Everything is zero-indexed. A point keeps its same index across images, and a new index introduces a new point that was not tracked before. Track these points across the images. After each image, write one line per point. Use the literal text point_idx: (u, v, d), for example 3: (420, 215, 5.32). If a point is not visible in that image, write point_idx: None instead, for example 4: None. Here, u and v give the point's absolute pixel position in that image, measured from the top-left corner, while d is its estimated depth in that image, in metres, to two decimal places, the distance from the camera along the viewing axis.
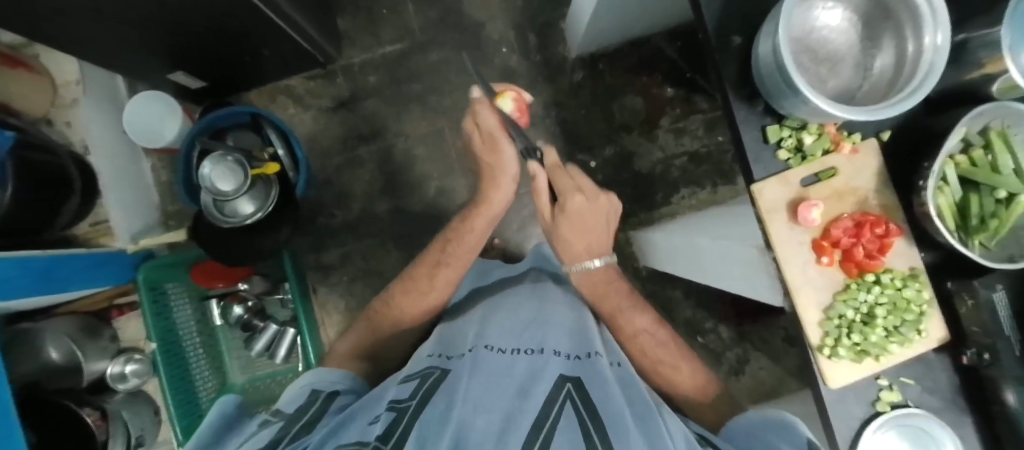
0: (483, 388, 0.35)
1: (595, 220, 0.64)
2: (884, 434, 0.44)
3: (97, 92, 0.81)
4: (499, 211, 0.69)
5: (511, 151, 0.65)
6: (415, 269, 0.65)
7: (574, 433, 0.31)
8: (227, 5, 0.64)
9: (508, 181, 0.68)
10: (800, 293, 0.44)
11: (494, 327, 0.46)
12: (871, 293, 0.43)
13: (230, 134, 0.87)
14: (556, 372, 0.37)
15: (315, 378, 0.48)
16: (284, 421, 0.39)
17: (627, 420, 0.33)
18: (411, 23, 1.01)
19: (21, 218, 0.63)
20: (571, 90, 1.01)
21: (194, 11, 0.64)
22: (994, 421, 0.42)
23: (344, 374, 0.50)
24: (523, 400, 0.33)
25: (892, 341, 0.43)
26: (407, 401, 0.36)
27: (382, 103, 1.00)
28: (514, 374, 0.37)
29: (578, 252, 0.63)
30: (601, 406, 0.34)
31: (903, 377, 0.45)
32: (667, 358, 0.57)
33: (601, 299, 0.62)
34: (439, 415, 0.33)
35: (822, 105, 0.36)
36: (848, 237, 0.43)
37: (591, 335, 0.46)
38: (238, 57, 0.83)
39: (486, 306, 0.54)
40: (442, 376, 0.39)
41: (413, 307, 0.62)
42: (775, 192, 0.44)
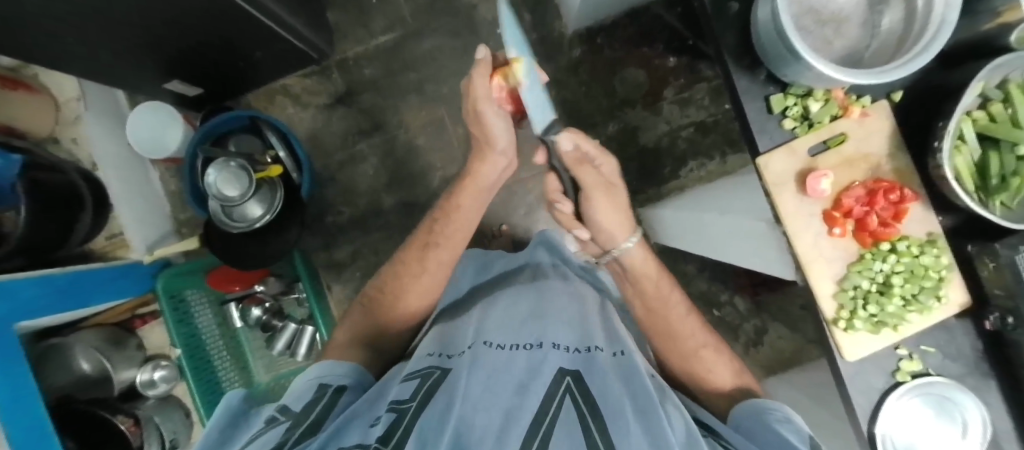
0: (483, 386, 0.35)
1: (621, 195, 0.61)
2: (905, 404, 0.43)
3: (99, 106, 0.82)
4: (490, 184, 0.64)
5: (495, 121, 0.56)
6: (405, 253, 0.63)
7: (573, 427, 0.31)
8: (218, 10, 0.64)
9: (496, 156, 0.61)
10: (812, 267, 0.43)
11: (493, 324, 0.46)
12: (887, 262, 0.42)
13: (231, 139, 0.87)
14: (556, 365, 0.37)
15: (323, 371, 0.48)
16: (291, 421, 0.39)
17: (627, 412, 0.33)
18: (402, 11, 0.99)
19: (39, 239, 0.64)
20: (570, 68, 0.98)
21: (184, 18, 0.64)
22: (1021, 385, 0.41)
23: (351, 368, 0.50)
24: (522, 396, 0.34)
25: (910, 310, 0.42)
26: (407, 401, 0.36)
27: (380, 95, 0.99)
28: (513, 370, 0.37)
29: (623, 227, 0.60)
30: (601, 395, 0.34)
31: (922, 346, 0.44)
32: (710, 344, 0.57)
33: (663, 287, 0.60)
34: (439, 413, 0.33)
35: (829, 73, 0.34)
36: (860, 206, 0.42)
37: (591, 326, 0.46)
38: (233, 61, 0.83)
39: (488, 302, 0.54)
40: (442, 374, 0.40)
41: (412, 294, 0.61)
42: (782, 163, 0.43)
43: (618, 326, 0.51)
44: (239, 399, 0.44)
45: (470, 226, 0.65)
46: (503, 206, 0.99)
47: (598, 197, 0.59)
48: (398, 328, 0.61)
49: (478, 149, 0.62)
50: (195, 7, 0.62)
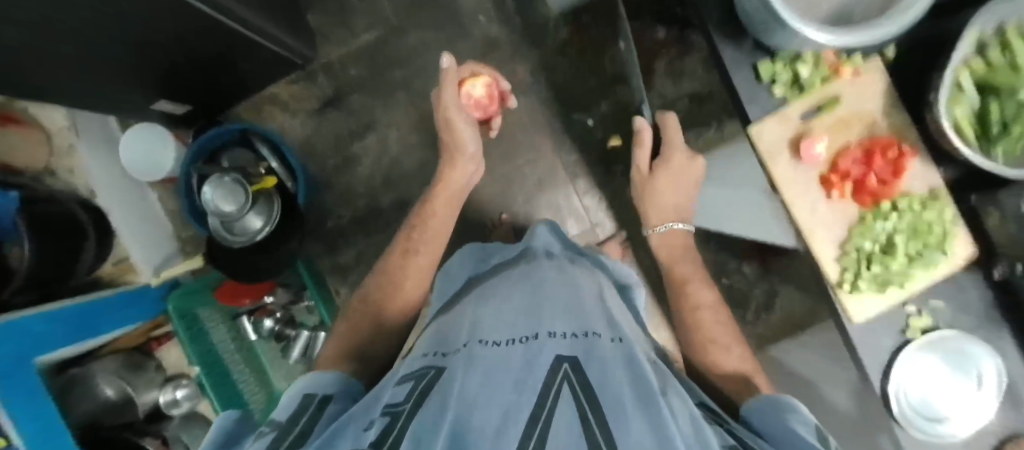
0: (479, 383, 0.35)
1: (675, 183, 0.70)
2: (917, 360, 0.43)
3: (93, 134, 0.82)
4: (460, 189, 0.73)
5: (466, 131, 0.71)
6: (388, 262, 0.67)
7: (573, 418, 0.31)
8: (197, 25, 0.63)
9: (464, 161, 0.73)
10: (814, 233, 0.43)
11: (489, 321, 0.46)
12: (889, 222, 0.42)
13: (224, 155, 0.86)
14: (552, 354, 0.38)
15: (309, 383, 0.46)
16: (277, 432, 0.35)
17: (625, 402, 0.33)
18: (383, 7, 0.97)
19: (42, 272, 0.65)
20: (557, 50, 0.97)
21: (163, 39, 0.63)
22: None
23: (334, 377, 0.47)
24: (519, 390, 0.34)
25: (915, 268, 0.41)
26: (401, 404, 0.36)
27: (368, 95, 0.98)
28: (511, 366, 0.37)
29: (664, 212, 0.71)
30: (598, 385, 0.35)
31: (932, 301, 0.44)
32: (721, 340, 0.59)
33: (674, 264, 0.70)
34: (433, 415, 0.33)
35: (831, 42, 0.34)
36: (858, 167, 0.42)
37: (588, 315, 0.47)
38: (217, 75, 0.82)
39: (484, 296, 0.54)
40: (437, 373, 0.40)
41: (398, 297, 0.63)
42: (776, 132, 0.43)
43: (617, 315, 0.51)
44: (233, 420, 0.39)
45: (444, 231, 0.70)
46: (502, 196, 0.99)
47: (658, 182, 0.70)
48: (390, 327, 0.61)
49: (447, 154, 0.73)
50: (171, 25, 0.61)
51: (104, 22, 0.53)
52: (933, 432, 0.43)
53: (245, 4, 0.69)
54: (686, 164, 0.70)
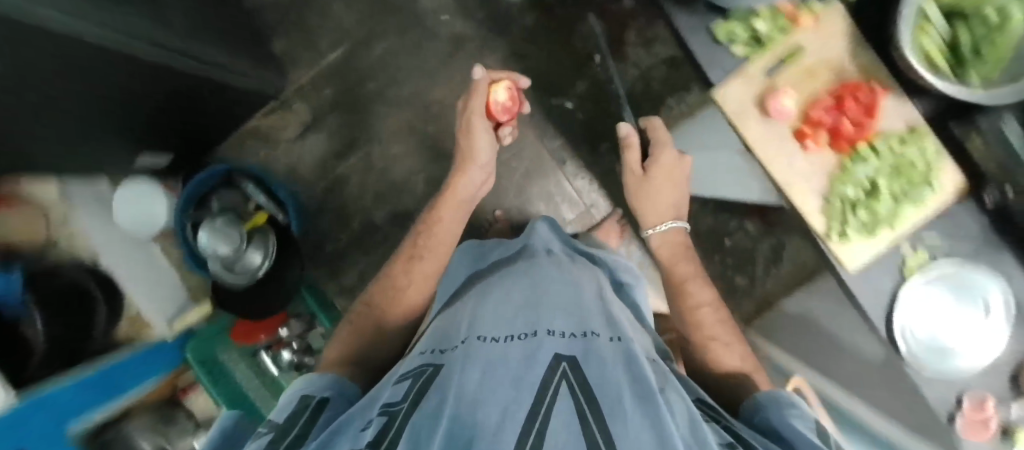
0: (477, 380, 0.36)
1: (670, 184, 0.66)
2: (920, 298, 0.42)
3: (87, 199, 0.83)
4: (468, 197, 0.70)
5: (482, 139, 0.68)
6: (391, 267, 0.66)
7: (570, 413, 0.32)
8: (159, 75, 0.63)
9: (474, 170, 0.69)
10: (794, 187, 0.43)
11: (488, 319, 0.47)
12: (869, 165, 0.41)
13: (214, 198, 0.85)
14: (551, 352, 0.39)
15: (306, 381, 0.46)
16: (274, 434, 0.36)
17: (624, 399, 0.34)
18: (344, 23, 0.94)
19: (63, 342, 0.68)
20: (525, 36, 0.94)
21: (125, 95, 0.63)
22: None
23: (333, 377, 0.48)
24: (516, 387, 0.35)
25: (903, 208, 0.41)
26: (399, 405, 0.37)
27: (349, 114, 0.95)
28: (509, 362, 0.38)
29: (662, 211, 0.66)
30: (596, 383, 0.35)
31: (927, 238, 0.43)
32: (720, 334, 0.56)
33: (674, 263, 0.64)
34: (432, 415, 0.34)
35: None
36: (829, 114, 0.41)
37: (587, 313, 0.47)
38: (192, 121, 0.82)
39: (478, 297, 0.55)
40: (436, 371, 0.41)
41: (403, 302, 0.62)
42: (741, 92, 0.42)
43: (616, 311, 0.51)
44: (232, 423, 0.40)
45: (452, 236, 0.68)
46: (492, 191, 0.98)
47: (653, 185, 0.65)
48: (390, 336, 0.60)
49: (459, 162, 0.70)
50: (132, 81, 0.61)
51: (57, 90, 0.53)
52: (942, 366, 0.42)
53: (195, 40, 0.67)
54: (675, 160, 0.65)
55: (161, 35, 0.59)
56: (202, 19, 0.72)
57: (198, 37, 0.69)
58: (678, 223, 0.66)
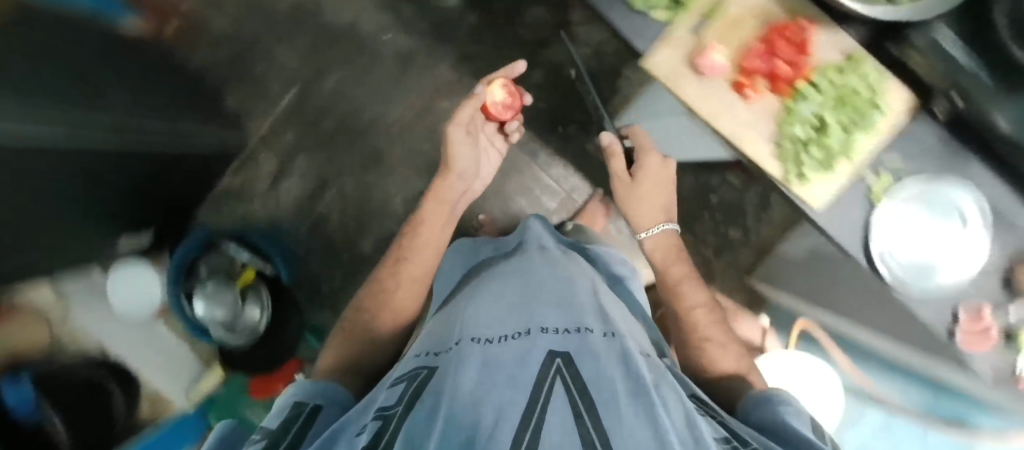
0: (472, 381, 0.36)
1: (660, 191, 0.62)
2: (892, 222, 0.42)
3: (82, 289, 0.83)
4: (455, 197, 0.70)
5: (463, 149, 0.69)
6: (380, 272, 0.65)
7: (565, 411, 0.32)
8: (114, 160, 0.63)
9: (454, 178, 0.70)
10: (744, 138, 0.42)
11: (482, 320, 0.48)
12: (812, 102, 0.40)
13: (201, 264, 0.84)
14: (544, 350, 0.39)
15: (302, 387, 0.46)
16: (267, 439, 0.37)
17: (617, 395, 0.34)
18: (290, 64, 0.93)
19: (83, 437, 0.68)
20: (471, 36, 0.92)
21: (90, 188, 0.63)
22: (1003, 154, 0.39)
23: (327, 386, 0.48)
24: (510, 388, 0.35)
25: (853, 136, 0.40)
26: (393, 407, 0.38)
27: (313, 153, 0.95)
28: (503, 362, 0.38)
29: (653, 212, 0.62)
30: (589, 379, 0.35)
31: (890, 161, 0.42)
32: (715, 335, 0.54)
33: (668, 266, 0.60)
34: (427, 418, 0.34)
35: None
36: (762, 60, 0.40)
37: (579, 308, 0.47)
38: (168, 194, 0.83)
39: (467, 298, 0.56)
40: (429, 374, 0.42)
41: (392, 307, 0.61)
42: (671, 56, 0.41)
43: (606, 303, 0.51)
44: (230, 430, 0.41)
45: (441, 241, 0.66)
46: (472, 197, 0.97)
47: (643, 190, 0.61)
48: (381, 338, 0.59)
49: (441, 165, 0.70)
50: (94, 172, 0.61)
51: (21, 203, 0.53)
52: (928, 286, 0.42)
53: (149, 114, 0.68)
54: (662, 165, 0.62)
55: (116, 117, 0.60)
56: (151, 96, 0.71)
57: (155, 111, 0.69)
58: (670, 226, 0.62)
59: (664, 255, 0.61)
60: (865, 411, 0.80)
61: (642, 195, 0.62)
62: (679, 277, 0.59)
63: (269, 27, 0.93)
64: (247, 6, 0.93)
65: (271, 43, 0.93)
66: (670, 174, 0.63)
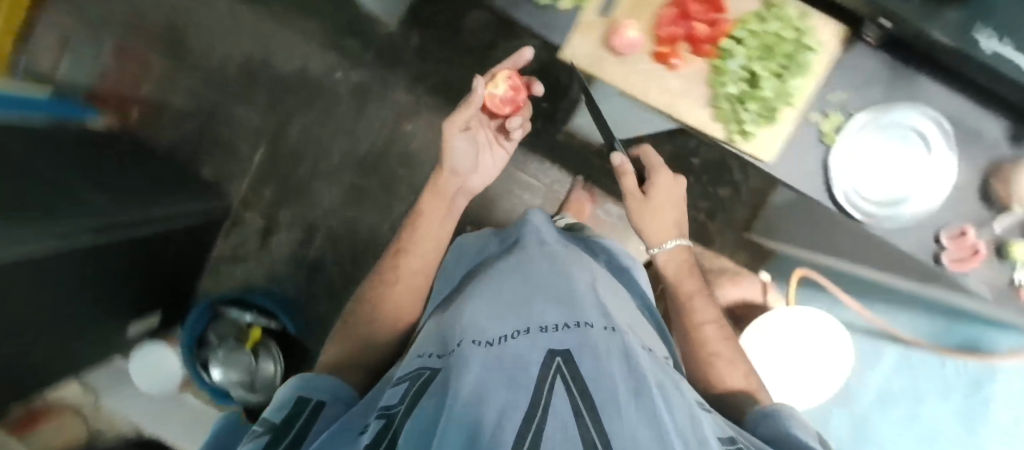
0: (473, 371, 0.30)
1: (674, 212, 0.58)
2: (851, 159, 0.41)
3: (108, 381, 0.88)
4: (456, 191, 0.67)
5: (460, 144, 0.64)
6: (381, 268, 0.62)
7: (563, 411, 0.25)
8: (109, 257, 0.65)
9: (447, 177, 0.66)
10: (680, 107, 0.41)
11: (482, 308, 0.40)
12: (740, 57, 0.39)
13: (210, 333, 0.86)
14: (542, 348, 0.32)
15: (302, 382, 0.41)
16: (270, 434, 0.34)
17: (620, 399, 0.27)
18: (254, 122, 0.95)
19: None
20: (419, 55, 0.92)
21: (89, 287, 0.65)
22: (951, 65, 0.37)
23: (329, 380, 0.43)
24: (506, 384, 0.28)
25: (788, 82, 0.39)
26: (395, 407, 0.32)
27: (295, 203, 0.96)
28: (500, 357, 0.31)
29: (665, 228, 0.57)
30: (593, 382, 0.28)
31: (834, 97, 0.41)
32: (724, 351, 0.50)
33: (679, 281, 0.56)
34: (424, 416, 0.28)
35: None
36: (679, 26, 0.39)
37: (581, 298, 0.40)
38: (170, 273, 0.85)
39: (467, 293, 0.47)
40: (434, 371, 0.34)
41: (394, 301, 0.58)
42: (586, 42, 0.40)
43: (608, 298, 0.45)
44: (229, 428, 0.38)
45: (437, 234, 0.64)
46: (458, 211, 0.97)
47: (655, 207, 0.57)
48: (383, 334, 0.55)
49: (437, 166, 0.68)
50: (90, 271, 0.63)
51: (23, 314, 0.56)
52: (898, 215, 0.41)
53: (146, 203, 0.72)
54: (673, 184, 0.59)
55: (104, 210, 0.63)
56: (130, 187, 0.73)
57: (147, 198, 0.73)
58: (682, 242, 0.58)
59: (676, 272, 0.57)
60: (882, 350, 0.78)
61: (656, 212, 0.57)
62: (691, 291, 0.55)
63: (225, 91, 0.95)
64: (200, 75, 0.94)
65: (231, 105, 0.95)
66: (680, 194, 0.60)
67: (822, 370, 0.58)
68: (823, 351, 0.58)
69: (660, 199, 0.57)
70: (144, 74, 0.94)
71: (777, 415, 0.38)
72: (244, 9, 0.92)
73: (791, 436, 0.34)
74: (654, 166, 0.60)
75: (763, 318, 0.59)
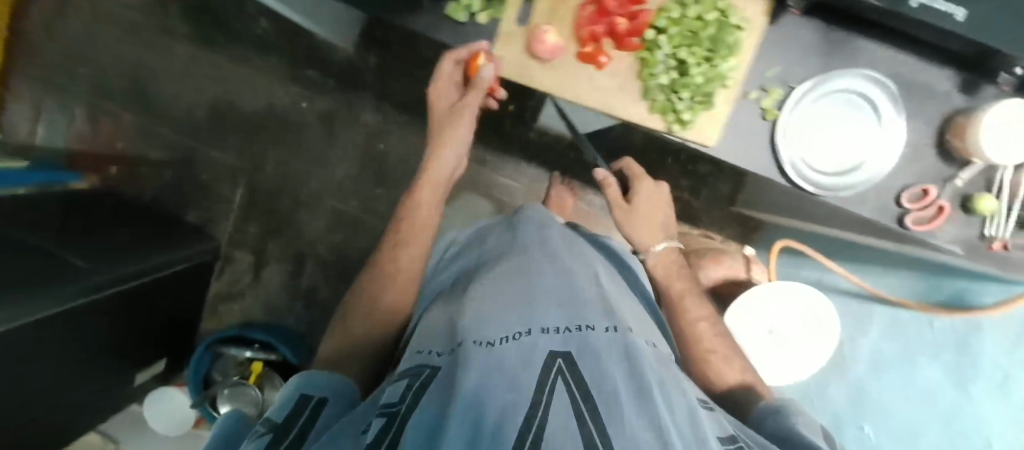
0: (478, 370, 0.27)
1: (661, 215, 0.57)
2: (796, 133, 0.40)
3: (130, 426, 0.89)
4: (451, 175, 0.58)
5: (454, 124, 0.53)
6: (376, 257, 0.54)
7: (566, 413, 0.25)
8: (116, 319, 0.66)
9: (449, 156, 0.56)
10: (614, 105, 0.40)
11: (481, 299, 0.37)
12: (665, 46, 0.38)
13: (216, 373, 0.89)
14: (543, 350, 0.30)
15: (303, 380, 0.36)
16: (273, 433, 0.29)
17: (622, 401, 0.27)
18: (230, 163, 0.96)
19: None
20: (379, 73, 0.91)
21: (104, 350, 0.67)
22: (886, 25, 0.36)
23: (334, 375, 0.37)
24: (507, 386, 0.26)
25: (718, 65, 0.38)
26: (397, 403, 0.28)
27: (281, 235, 0.97)
28: (504, 354, 0.29)
29: (653, 230, 0.56)
30: (595, 385, 0.28)
31: (770, 73, 0.40)
32: (719, 347, 0.49)
33: (671, 280, 0.54)
34: (433, 415, 0.25)
35: None
36: (598, 24, 0.38)
37: (578, 294, 0.38)
38: (181, 317, 0.86)
39: (459, 288, 0.44)
40: (434, 369, 0.31)
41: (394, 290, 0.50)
42: (509, 53, 0.40)
43: (606, 290, 0.42)
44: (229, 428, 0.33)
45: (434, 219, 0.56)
46: None
47: (642, 212, 0.56)
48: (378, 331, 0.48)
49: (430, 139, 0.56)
50: (100, 337, 0.65)
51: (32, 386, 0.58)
52: (854, 184, 0.40)
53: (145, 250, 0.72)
54: (657, 192, 0.58)
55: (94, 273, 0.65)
56: (128, 242, 0.74)
57: (143, 247, 0.73)
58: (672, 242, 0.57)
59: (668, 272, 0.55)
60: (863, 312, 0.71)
61: (642, 218, 0.56)
62: (682, 291, 0.53)
63: (198, 136, 0.96)
64: (172, 126, 0.96)
65: (206, 150, 0.96)
66: (666, 201, 0.59)
67: (807, 349, 0.58)
68: (806, 345, 0.58)
69: (646, 205, 0.56)
70: (118, 133, 0.96)
71: (783, 410, 0.37)
72: (203, 54, 0.93)
73: (795, 431, 0.33)
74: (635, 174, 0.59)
75: (759, 295, 0.57)
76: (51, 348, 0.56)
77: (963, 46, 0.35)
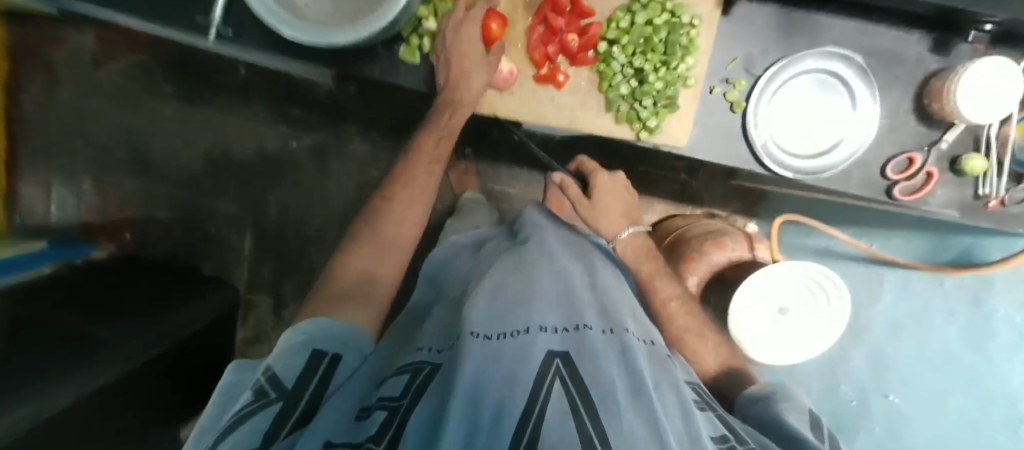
0: (478, 367, 0.27)
1: (620, 201, 0.57)
2: (763, 120, 0.42)
3: None
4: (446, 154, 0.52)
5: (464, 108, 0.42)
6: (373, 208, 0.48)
7: (561, 412, 0.24)
8: (162, 379, 0.68)
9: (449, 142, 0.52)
10: (580, 120, 0.43)
11: (481, 294, 0.36)
12: (620, 60, 0.41)
13: None
14: (543, 347, 0.29)
15: (317, 330, 0.35)
16: (283, 399, 0.29)
17: (621, 398, 0.26)
18: (235, 209, 0.99)
19: None
20: (361, 100, 0.92)
21: (157, 410, 0.70)
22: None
23: (344, 326, 0.36)
24: (504, 383, 0.26)
25: (673, 69, 0.40)
26: (397, 398, 0.28)
27: (295, 273, 1.00)
28: (503, 352, 0.28)
29: (617, 217, 0.55)
30: (596, 380, 0.27)
31: (728, 64, 0.42)
32: (694, 326, 0.48)
33: (641, 261, 0.52)
34: (431, 414, 0.25)
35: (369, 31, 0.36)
36: (552, 48, 0.41)
37: (576, 291, 0.37)
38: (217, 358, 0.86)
39: (461, 288, 0.43)
40: (435, 366, 0.31)
41: (393, 243, 0.45)
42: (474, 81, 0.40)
43: (604, 285, 0.41)
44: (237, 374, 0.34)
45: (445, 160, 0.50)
46: None
47: (604, 203, 0.55)
48: (383, 292, 0.42)
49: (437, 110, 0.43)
50: (151, 398, 0.68)
51: None
52: (830, 162, 0.42)
53: (158, 307, 0.74)
54: (614, 182, 0.58)
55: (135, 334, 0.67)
56: (156, 301, 0.76)
57: (171, 304, 0.76)
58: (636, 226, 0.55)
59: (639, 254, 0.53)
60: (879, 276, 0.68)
61: (604, 209, 0.55)
62: (652, 271, 0.51)
63: (200, 190, 0.99)
64: (175, 184, 0.99)
65: (210, 201, 0.99)
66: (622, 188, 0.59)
67: (813, 330, 0.56)
68: (810, 325, 0.56)
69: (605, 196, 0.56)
70: (126, 198, 1.00)
71: (770, 396, 0.36)
72: (191, 110, 0.96)
73: (779, 419, 0.32)
74: (589, 167, 0.59)
75: (766, 273, 0.55)
76: (107, 416, 0.59)
77: (925, 7, 0.35)
